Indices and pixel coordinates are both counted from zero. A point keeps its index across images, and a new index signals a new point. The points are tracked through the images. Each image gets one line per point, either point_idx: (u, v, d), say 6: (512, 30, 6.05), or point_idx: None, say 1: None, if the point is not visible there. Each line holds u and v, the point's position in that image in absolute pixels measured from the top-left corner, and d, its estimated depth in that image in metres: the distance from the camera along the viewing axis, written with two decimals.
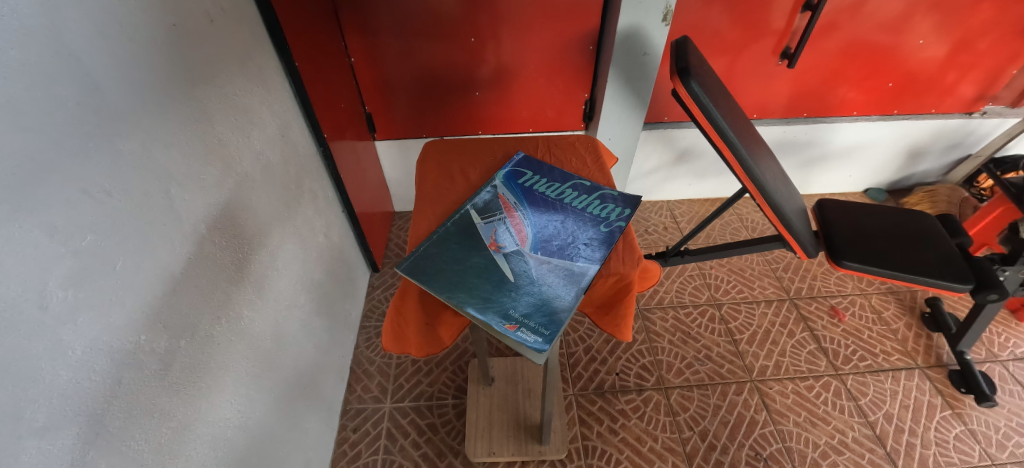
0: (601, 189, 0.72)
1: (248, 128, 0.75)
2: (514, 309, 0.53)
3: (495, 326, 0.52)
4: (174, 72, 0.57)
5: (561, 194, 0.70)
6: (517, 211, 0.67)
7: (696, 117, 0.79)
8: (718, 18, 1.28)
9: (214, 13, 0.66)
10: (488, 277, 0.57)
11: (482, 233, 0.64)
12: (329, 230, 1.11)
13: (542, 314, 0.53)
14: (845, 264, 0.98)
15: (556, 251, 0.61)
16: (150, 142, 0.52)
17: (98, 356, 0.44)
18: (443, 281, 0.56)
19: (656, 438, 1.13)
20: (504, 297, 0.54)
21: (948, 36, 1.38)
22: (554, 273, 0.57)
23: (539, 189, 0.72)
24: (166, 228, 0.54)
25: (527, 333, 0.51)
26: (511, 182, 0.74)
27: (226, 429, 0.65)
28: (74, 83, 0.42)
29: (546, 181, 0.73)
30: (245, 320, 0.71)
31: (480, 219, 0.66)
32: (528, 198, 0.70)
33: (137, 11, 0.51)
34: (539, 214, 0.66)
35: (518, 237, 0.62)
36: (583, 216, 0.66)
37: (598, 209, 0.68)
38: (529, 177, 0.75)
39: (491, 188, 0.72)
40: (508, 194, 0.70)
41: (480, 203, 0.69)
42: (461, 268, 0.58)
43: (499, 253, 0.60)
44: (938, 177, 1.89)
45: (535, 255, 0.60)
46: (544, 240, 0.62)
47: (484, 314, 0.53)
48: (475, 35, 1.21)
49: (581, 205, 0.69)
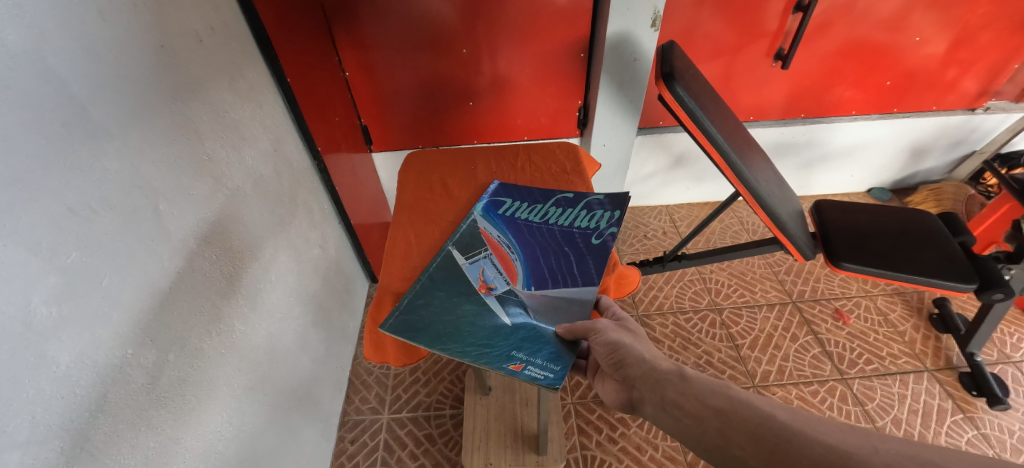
0: (585, 198, 0.72)
1: (240, 144, 0.76)
2: (518, 351, 0.53)
3: (500, 370, 0.50)
4: (162, 91, 0.58)
5: (544, 215, 0.71)
6: (503, 245, 0.67)
7: (684, 123, 0.79)
8: (708, 21, 1.28)
9: (203, 33, 0.68)
10: (482, 324, 0.56)
11: (469, 274, 0.64)
12: (326, 242, 1.12)
13: (549, 353, 0.52)
14: (843, 266, 0.96)
15: (551, 280, 0.61)
16: (138, 160, 0.53)
17: (84, 370, 0.45)
18: (435, 334, 0.55)
19: (656, 447, 1.11)
20: (503, 341, 0.54)
21: (946, 33, 1.36)
22: (550, 304, 0.58)
23: (521, 215, 0.72)
24: (155, 243, 0.55)
25: (536, 371, 0.50)
26: (491, 213, 0.73)
27: (218, 442, 0.66)
28: (61, 106, 0.44)
29: (526, 205, 0.73)
30: (237, 334, 0.71)
31: (466, 260, 0.66)
32: (512, 228, 0.70)
33: (123, 35, 0.52)
34: (525, 242, 0.66)
35: (507, 275, 0.62)
36: (571, 232, 0.67)
37: (586, 220, 0.68)
38: (508, 204, 0.74)
39: (471, 223, 0.72)
40: (490, 227, 0.70)
41: (463, 242, 0.68)
42: (452, 318, 0.57)
43: (490, 296, 0.60)
44: (943, 175, 1.86)
45: (529, 291, 0.60)
46: (536, 270, 0.62)
47: (488, 360, 0.52)
48: (467, 47, 1.23)
49: (567, 220, 0.69)
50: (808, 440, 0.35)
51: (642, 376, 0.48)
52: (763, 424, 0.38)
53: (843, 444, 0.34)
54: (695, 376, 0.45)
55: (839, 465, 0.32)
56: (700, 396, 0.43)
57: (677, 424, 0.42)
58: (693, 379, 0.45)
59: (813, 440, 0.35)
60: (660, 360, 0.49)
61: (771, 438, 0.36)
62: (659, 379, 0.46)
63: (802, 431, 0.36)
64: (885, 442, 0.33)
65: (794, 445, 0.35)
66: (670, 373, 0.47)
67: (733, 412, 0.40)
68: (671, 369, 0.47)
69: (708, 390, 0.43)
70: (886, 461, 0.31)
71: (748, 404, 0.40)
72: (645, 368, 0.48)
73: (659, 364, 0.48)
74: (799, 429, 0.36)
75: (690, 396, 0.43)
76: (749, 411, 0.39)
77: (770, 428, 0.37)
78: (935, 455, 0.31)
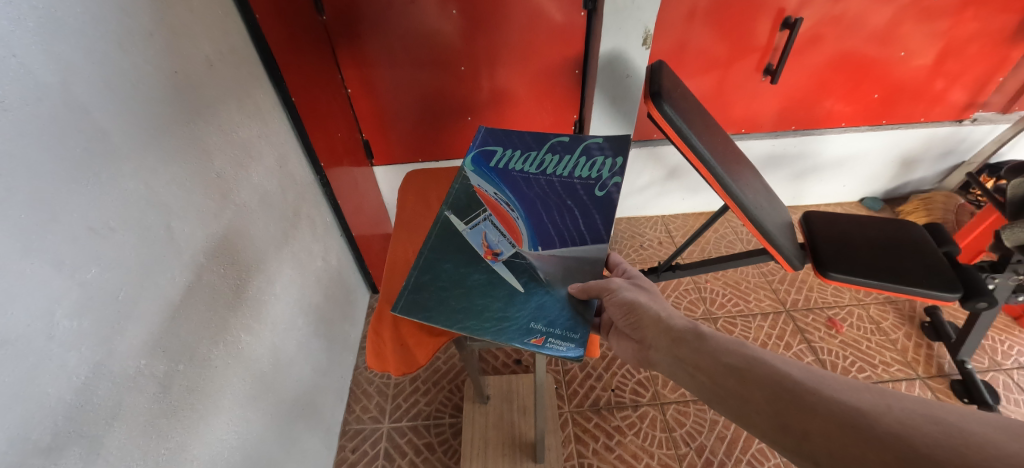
0: (581, 141, 0.75)
1: (247, 161, 0.79)
2: (536, 322, 0.57)
3: (523, 344, 0.55)
4: (176, 114, 0.62)
5: (541, 166, 0.74)
6: (504, 205, 0.70)
7: (672, 140, 0.82)
8: (699, 37, 1.32)
9: (214, 58, 0.72)
10: (496, 294, 0.60)
11: (473, 240, 0.67)
12: (327, 254, 1.15)
13: (566, 321, 0.57)
14: (831, 276, 0.98)
15: (559, 238, 0.66)
16: (154, 179, 0.57)
17: (101, 380, 0.48)
18: (452, 311, 0.59)
19: (652, 455, 1.12)
20: (520, 312, 0.58)
21: (930, 47, 1.41)
22: (560, 265, 0.63)
23: (516, 167, 0.74)
24: (167, 258, 0.58)
25: (557, 342, 0.55)
26: (483, 167, 0.75)
27: (225, 449, 0.68)
28: (84, 132, 0.47)
29: (520, 155, 0.76)
30: (243, 344, 0.74)
31: (466, 225, 0.69)
32: (509, 183, 0.73)
33: (140, 63, 0.56)
34: (527, 200, 0.70)
35: (512, 238, 0.67)
36: (572, 181, 0.72)
37: (585, 169, 0.73)
38: (501, 155, 0.76)
39: (464, 180, 0.74)
40: (487, 185, 0.72)
41: (460, 205, 0.71)
42: (466, 293, 0.61)
43: (497, 261, 0.64)
44: (933, 184, 1.89)
45: (538, 251, 0.65)
46: (544, 230, 0.67)
47: (509, 335, 0.56)
48: (465, 64, 1.27)
49: (567, 170, 0.73)
50: (824, 398, 0.38)
51: (660, 333, 0.53)
52: (778, 380, 0.41)
53: (860, 403, 0.37)
54: (711, 335, 0.50)
55: (854, 423, 0.35)
56: (716, 353, 0.47)
57: (693, 376, 0.47)
58: (709, 338, 0.49)
59: (828, 399, 0.38)
60: (676, 319, 0.54)
61: (784, 392, 0.40)
62: (676, 337, 0.51)
63: (818, 390, 0.39)
64: (900, 401, 0.36)
65: (809, 401, 0.39)
66: (686, 332, 0.51)
67: (748, 367, 0.44)
68: (689, 328, 0.52)
69: (724, 348, 0.47)
70: (900, 420, 0.34)
71: (764, 362, 0.44)
72: (663, 327, 0.53)
73: (676, 324, 0.53)
74: (814, 387, 0.39)
75: (706, 352, 0.48)
76: (765, 368, 0.43)
77: (787, 385, 0.41)
78: (950, 416, 0.33)
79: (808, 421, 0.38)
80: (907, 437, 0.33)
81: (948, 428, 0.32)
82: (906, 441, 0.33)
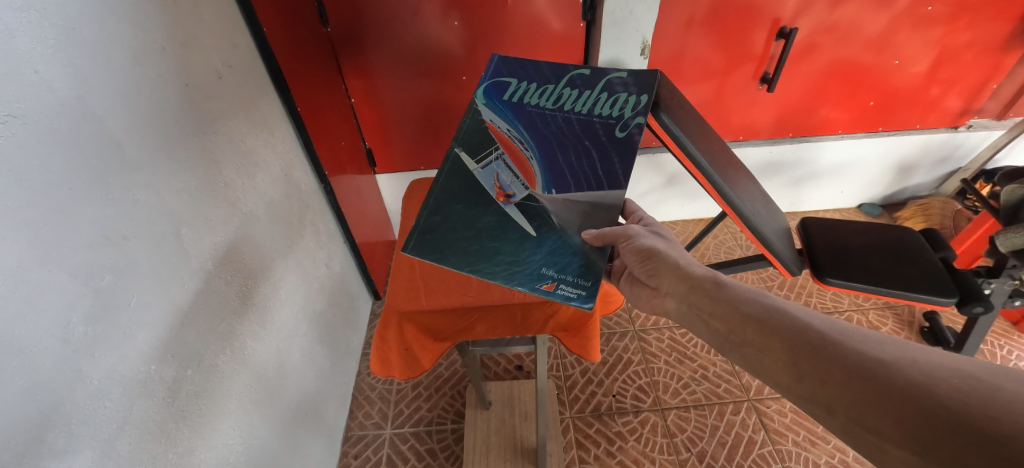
0: (606, 73, 0.63)
1: (253, 170, 0.81)
2: (548, 269, 0.57)
3: (534, 291, 0.56)
4: (187, 125, 0.63)
5: (559, 102, 0.64)
6: (516, 143, 0.63)
7: (669, 147, 0.84)
8: (697, 45, 1.34)
9: (223, 71, 0.74)
10: (507, 238, 0.60)
11: (484, 181, 0.63)
12: (331, 260, 1.16)
13: (577, 268, 0.57)
14: (828, 281, 0.99)
15: (575, 182, 0.60)
16: (164, 187, 0.58)
17: (113, 385, 0.49)
18: (462, 254, 0.59)
19: (653, 461, 1.13)
20: (531, 258, 0.58)
21: (924, 55, 1.43)
22: (576, 211, 0.60)
23: (531, 102, 0.65)
24: (177, 264, 0.59)
25: (569, 289, 0.56)
26: (495, 99, 0.66)
27: (231, 453, 0.69)
28: (100, 144, 0.49)
29: (536, 88, 0.65)
30: (249, 350, 0.75)
31: (477, 165, 0.64)
32: (522, 118, 0.64)
33: (153, 75, 0.57)
34: (541, 138, 0.62)
35: (525, 180, 0.62)
36: (592, 120, 0.62)
37: (607, 106, 0.62)
38: (515, 86, 0.66)
39: (475, 113, 0.66)
40: (498, 121, 0.64)
41: (471, 142, 0.65)
42: (476, 234, 0.60)
43: (509, 204, 0.61)
44: (930, 190, 1.91)
45: (551, 196, 0.61)
46: (558, 173, 0.61)
47: (520, 281, 0.56)
48: (466, 74, 1.30)
49: (587, 106, 0.63)
50: (843, 348, 0.39)
51: (680, 282, 0.56)
52: (796, 328, 0.43)
53: (883, 354, 0.37)
54: (730, 284, 0.53)
55: (875, 373, 0.36)
56: (734, 301, 0.49)
57: (710, 320, 0.51)
58: (727, 286, 0.52)
59: (847, 349, 0.39)
60: (695, 268, 0.56)
61: (801, 339, 0.42)
62: (696, 285, 0.54)
63: (838, 340, 0.40)
64: (924, 355, 0.36)
65: (826, 348, 0.40)
66: (705, 280, 0.54)
67: (765, 315, 0.46)
68: (708, 277, 0.54)
69: (742, 296, 0.49)
70: (923, 372, 0.34)
71: (784, 313, 0.45)
72: (682, 276, 0.56)
73: (695, 272, 0.56)
74: (833, 338, 0.40)
75: (724, 299, 0.50)
76: (783, 317, 0.44)
77: (805, 335, 0.42)
78: (977, 370, 0.33)
79: (824, 367, 0.39)
80: (930, 388, 0.33)
81: (977, 383, 0.32)
82: (930, 393, 0.33)
